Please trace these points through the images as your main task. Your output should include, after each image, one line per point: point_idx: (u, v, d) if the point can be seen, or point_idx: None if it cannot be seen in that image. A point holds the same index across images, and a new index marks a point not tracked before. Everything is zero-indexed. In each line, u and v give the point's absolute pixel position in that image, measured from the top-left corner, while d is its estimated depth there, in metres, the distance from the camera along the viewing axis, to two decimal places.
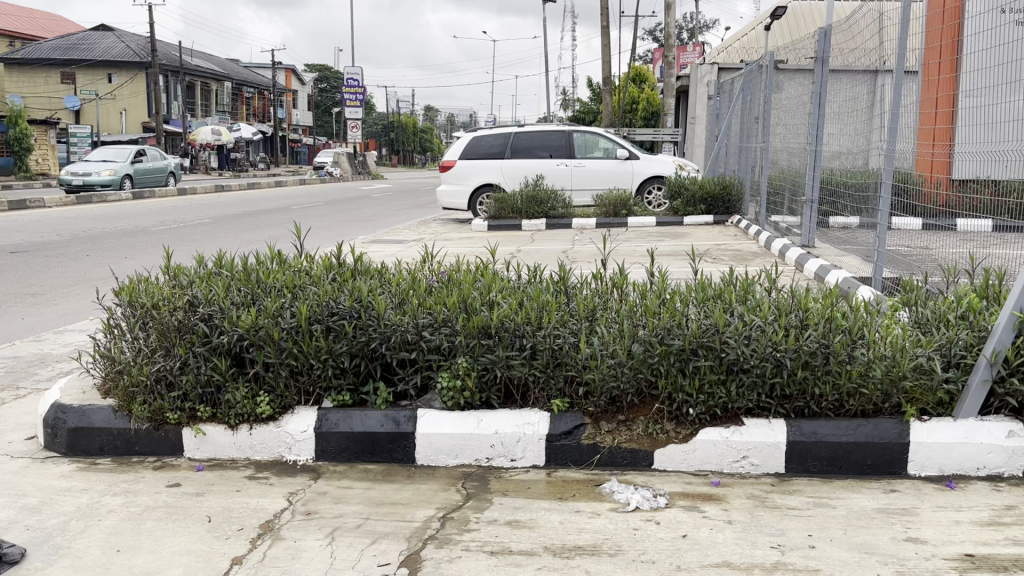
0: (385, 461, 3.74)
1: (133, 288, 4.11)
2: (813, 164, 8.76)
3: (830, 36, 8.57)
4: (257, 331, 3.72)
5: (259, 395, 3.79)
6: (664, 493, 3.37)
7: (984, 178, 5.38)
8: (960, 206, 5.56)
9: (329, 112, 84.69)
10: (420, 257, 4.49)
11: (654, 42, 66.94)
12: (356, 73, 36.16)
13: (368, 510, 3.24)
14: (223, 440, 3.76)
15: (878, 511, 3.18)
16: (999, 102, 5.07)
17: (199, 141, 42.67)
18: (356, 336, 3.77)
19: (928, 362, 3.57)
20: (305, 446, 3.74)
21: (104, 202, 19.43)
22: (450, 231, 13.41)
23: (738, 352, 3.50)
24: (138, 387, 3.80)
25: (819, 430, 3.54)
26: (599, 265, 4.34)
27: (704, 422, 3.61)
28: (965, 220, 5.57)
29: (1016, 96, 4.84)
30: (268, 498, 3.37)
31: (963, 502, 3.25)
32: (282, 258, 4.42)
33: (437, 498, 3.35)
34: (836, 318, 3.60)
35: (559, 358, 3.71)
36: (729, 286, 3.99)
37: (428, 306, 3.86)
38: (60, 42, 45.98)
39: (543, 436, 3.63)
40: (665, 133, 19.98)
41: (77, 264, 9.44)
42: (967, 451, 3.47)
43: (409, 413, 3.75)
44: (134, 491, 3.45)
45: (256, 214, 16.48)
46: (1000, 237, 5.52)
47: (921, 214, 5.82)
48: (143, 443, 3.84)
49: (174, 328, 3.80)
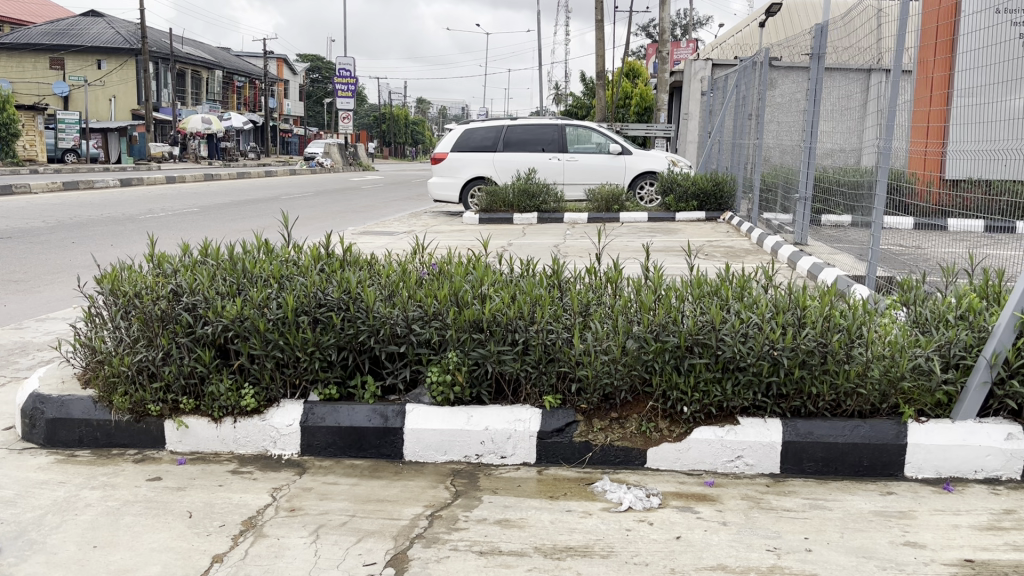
0: (373, 457, 3.66)
1: (115, 276, 3.99)
2: (808, 161, 8.67)
3: (827, 32, 8.46)
4: (242, 321, 3.63)
5: (244, 386, 3.69)
6: (658, 492, 3.30)
7: (976, 179, 5.31)
8: (951, 205, 5.47)
9: (320, 103, 84.27)
10: (411, 248, 4.38)
11: (647, 37, 66.72)
12: (348, 64, 35.91)
13: (355, 507, 3.16)
14: (206, 433, 3.67)
15: (875, 514, 3.12)
16: (984, 103, 5.11)
17: (189, 130, 42.26)
18: (344, 328, 3.68)
19: (927, 362, 3.50)
20: (290, 441, 3.65)
21: (91, 189, 19.27)
22: (440, 223, 13.31)
23: (734, 350, 3.42)
24: (119, 378, 3.70)
25: (815, 431, 3.47)
26: (593, 259, 4.25)
27: (698, 421, 3.55)
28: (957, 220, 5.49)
29: (1010, 96, 4.81)
30: (252, 493, 3.28)
31: (961, 505, 3.20)
32: (269, 248, 4.30)
33: (426, 496, 3.27)
34: (834, 316, 3.53)
35: (552, 353, 3.61)
36: (725, 282, 3.90)
37: (418, 298, 3.76)
38: (51, 28, 45.58)
39: (534, 432, 3.55)
40: (658, 127, 19.91)
41: (61, 251, 9.31)
42: (965, 454, 3.41)
43: (397, 408, 3.67)
44: (113, 484, 3.36)
45: (245, 204, 16.30)
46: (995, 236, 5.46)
47: (912, 213, 5.79)
48: (123, 435, 3.74)
49: (157, 318, 3.71)
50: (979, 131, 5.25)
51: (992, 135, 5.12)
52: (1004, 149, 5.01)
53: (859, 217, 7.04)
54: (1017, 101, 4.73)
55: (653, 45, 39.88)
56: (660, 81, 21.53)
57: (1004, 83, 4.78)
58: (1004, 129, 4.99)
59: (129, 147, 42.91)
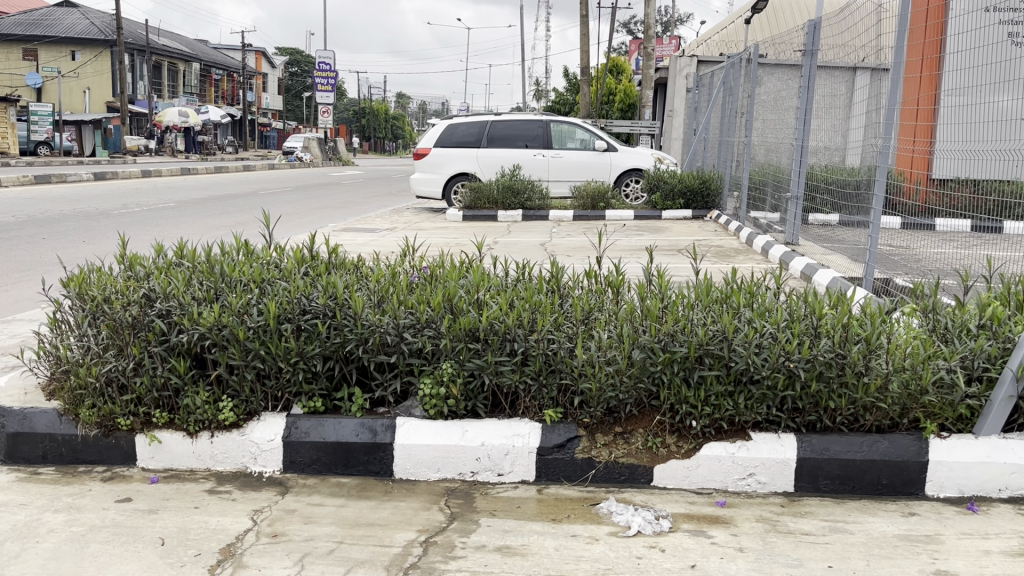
0: (360, 475, 3.42)
1: (82, 279, 3.73)
2: (799, 158, 8.31)
3: (819, 28, 8.13)
4: (220, 329, 3.37)
5: (222, 399, 3.45)
6: (667, 514, 3.09)
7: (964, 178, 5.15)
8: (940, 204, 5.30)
9: (299, 97, 83.27)
10: (401, 250, 4.12)
11: (628, 35, 66.55)
12: (328, 57, 35.41)
13: (342, 532, 2.92)
14: (180, 448, 3.42)
15: (900, 538, 2.92)
16: (979, 102, 4.84)
17: (165, 122, 41.49)
18: (330, 336, 3.43)
19: (950, 375, 3.29)
20: (271, 457, 3.41)
21: (63, 183, 18.77)
22: (424, 220, 13.01)
23: (747, 361, 3.21)
24: (85, 390, 3.44)
25: (831, 447, 3.28)
26: (593, 263, 4.02)
27: (708, 437, 3.34)
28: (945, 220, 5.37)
29: (1003, 96, 4.56)
30: (229, 516, 3.03)
31: (990, 527, 3.01)
32: (248, 249, 4.02)
33: (419, 519, 3.03)
34: (852, 325, 3.34)
35: (553, 364, 3.38)
36: (734, 288, 3.71)
37: (409, 305, 3.52)
38: (23, 17, 44.54)
39: (534, 448, 3.33)
40: (642, 124, 19.73)
41: (27, 250, 8.87)
42: (989, 472, 3.22)
43: (387, 422, 3.44)
44: (78, 507, 3.09)
45: (222, 199, 15.88)
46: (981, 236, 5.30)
47: (900, 214, 5.61)
48: (91, 451, 3.48)
49: (127, 325, 3.44)
50: (970, 132, 4.98)
51: (986, 135, 4.83)
52: (996, 148, 4.76)
53: (848, 217, 6.85)
54: (1010, 102, 4.49)
55: (637, 41, 39.72)
56: (646, 79, 21.34)
57: (1001, 81, 4.54)
58: (994, 129, 4.74)
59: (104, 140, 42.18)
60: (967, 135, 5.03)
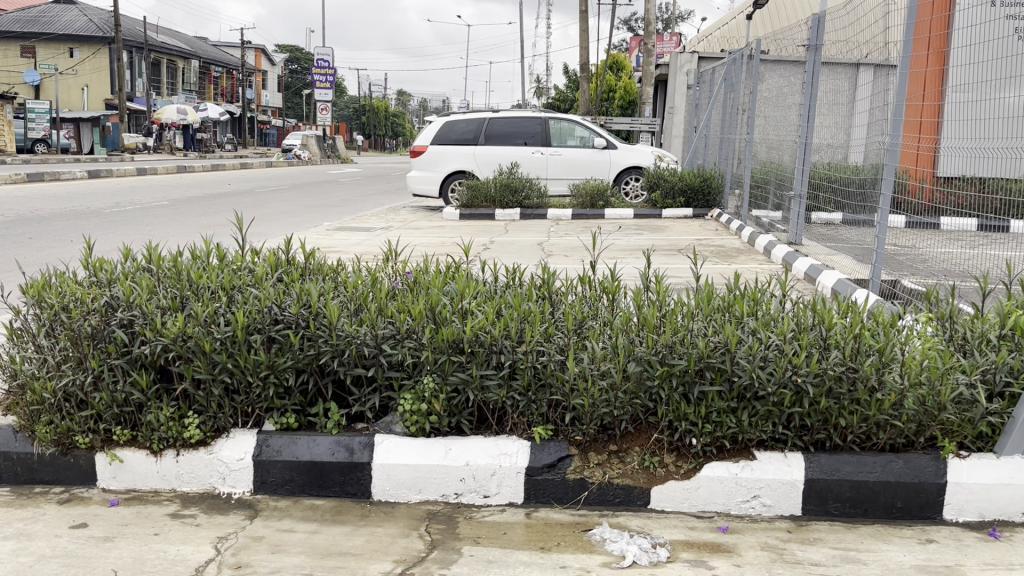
0: (336, 496, 3.19)
1: (42, 285, 3.49)
2: (802, 156, 8.05)
3: (823, 23, 7.89)
4: (185, 340, 3.13)
5: (187, 415, 3.22)
6: (665, 541, 2.86)
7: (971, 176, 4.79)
8: (945, 203, 5.06)
9: (299, 95, 82.94)
10: (383, 253, 3.89)
11: (630, 32, 65.97)
12: (327, 55, 35.10)
13: (311, 563, 2.69)
14: (144, 467, 3.20)
15: (918, 570, 2.69)
16: (986, 98, 4.58)
17: (164, 120, 41.18)
18: (304, 348, 3.20)
19: (971, 391, 3.05)
20: (241, 477, 3.18)
21: (57, 181, 18.57)
22: (420, 219, 12.78)
23: (751, 376, 2.98)
24: (41, 406, 3.20)
25: (842, 468, 3.05)
26: (587, 268, 3.77)
27: (709, 456, 3.11)
28: (950, 220, 5.05)
29: (1008, 93, 4.31)
30: (191, 545, 2.80)
31: (1015, 557, 2.77)
32: (221, 253, 3.78)
33: (396, 548, 2.80)
34: (864, 335, 3.09)
35: (543, 377, 3.14)
36: (737, 296, 3.47)
37: (389, 314, 3.29)
38: (20, 15, 44.38)
39: (522, 469, 3.10)
40: (643, 121, 19.51)
41: (10, 252, 8.63)
42: (1011, 494, 3.00)
43: (365, 440, 3.21)
44: (30, 533, 2.86)
45: (216, 197, 15.64)
46: (991, 236, 5.04)
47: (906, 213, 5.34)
48: (47, 471, 3.25)
49: (87, 336, 3.20)
50: (974, 128, 4.72)
51: (989, 132, 4.57)
52: (999, 147, 4.50)
53: (849, 216, 6.63)
54: (1014, 99, 4.24)
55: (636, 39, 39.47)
56: (647, 76, 21.11)
57: (1008, 77, 4.29)
58: (996, 126, 4.50)
59: (102, 138, 41.88)
60: (971, 132, 4.77)
